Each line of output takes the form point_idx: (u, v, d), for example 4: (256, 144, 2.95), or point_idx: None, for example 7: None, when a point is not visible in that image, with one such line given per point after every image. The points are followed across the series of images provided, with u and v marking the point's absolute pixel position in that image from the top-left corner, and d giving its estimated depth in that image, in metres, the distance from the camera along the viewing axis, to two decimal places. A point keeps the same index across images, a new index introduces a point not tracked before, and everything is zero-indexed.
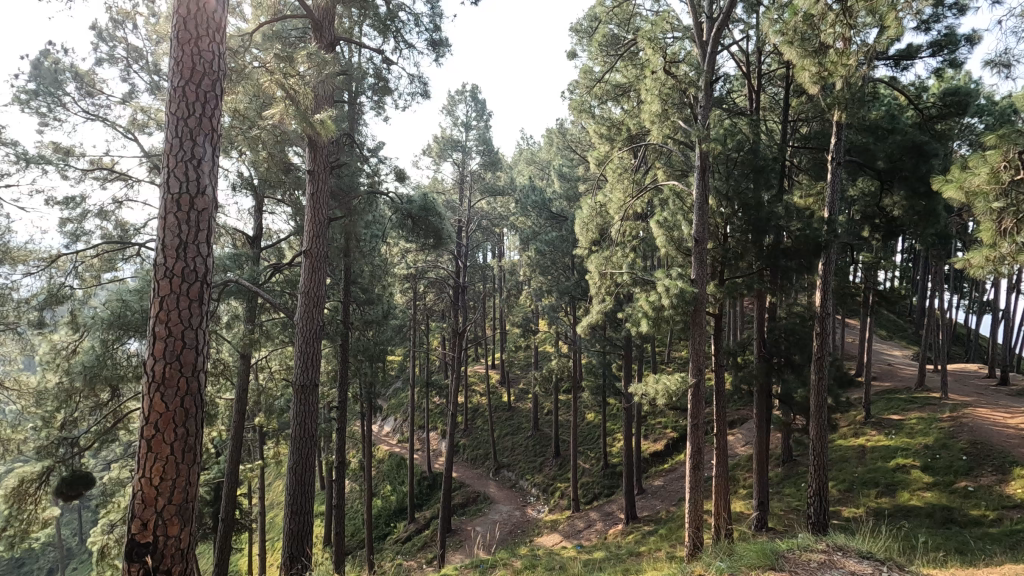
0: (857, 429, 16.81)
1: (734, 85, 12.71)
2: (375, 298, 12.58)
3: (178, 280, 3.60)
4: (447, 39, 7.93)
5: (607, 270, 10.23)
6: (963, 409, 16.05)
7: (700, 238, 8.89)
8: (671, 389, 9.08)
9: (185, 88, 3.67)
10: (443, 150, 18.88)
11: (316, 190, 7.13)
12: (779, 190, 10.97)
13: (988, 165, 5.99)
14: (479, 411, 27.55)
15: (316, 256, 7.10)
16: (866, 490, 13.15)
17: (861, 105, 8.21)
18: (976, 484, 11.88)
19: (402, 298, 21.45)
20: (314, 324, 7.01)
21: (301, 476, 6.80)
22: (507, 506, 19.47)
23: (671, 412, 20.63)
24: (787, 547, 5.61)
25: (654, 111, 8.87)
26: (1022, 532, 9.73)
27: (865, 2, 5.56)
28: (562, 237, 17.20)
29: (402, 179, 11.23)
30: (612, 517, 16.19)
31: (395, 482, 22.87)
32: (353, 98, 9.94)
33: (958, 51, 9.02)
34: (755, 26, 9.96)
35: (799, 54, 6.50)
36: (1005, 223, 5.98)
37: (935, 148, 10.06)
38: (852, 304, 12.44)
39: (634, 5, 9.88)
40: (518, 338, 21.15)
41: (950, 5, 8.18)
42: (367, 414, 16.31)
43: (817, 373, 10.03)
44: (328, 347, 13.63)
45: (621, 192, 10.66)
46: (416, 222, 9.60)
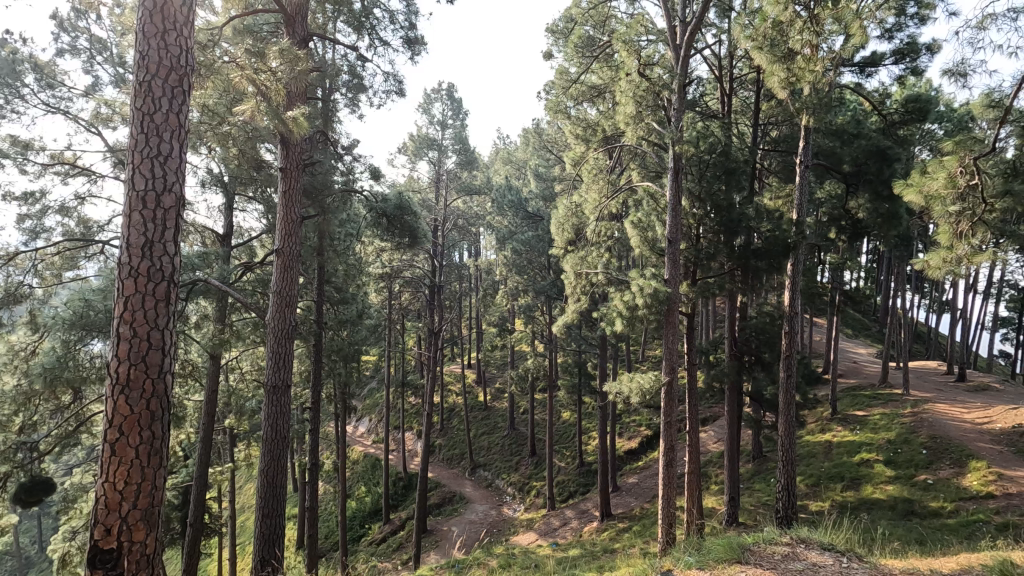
0: (824, 425, 17.31)
1: (706, 89, 12.95)
2: (350, 297, 12.43)
3: (144, 279, 3.51)
4: (422, 38, 7.88)
5: (582, 270, 10.29)
6: (923, 405, 16.63)
7: (673, 238, 9.03)
8: (645, 388, 9.19)
9: (152, 83, 3.58)
10: (418, 148, 18.73)
11: (288, 188, 7.01)
12: (750, 192, 11.22)
13: (945, 170, 6.28)
14: (455, 411, 27.51)
15: (288, 255, 6.99)
16: (832, 485, 13.53)
17: (827, 110, 8.38)
18: (936, 477, 12.31)
19: (377, 297, 21.25)
20: (286, 323, 6.88)
21: (273, 479, 6.68)
22: (484, 506, 19.45)
23: (645, 410, 20.91)
24: (752, 541, 5.75)
25: (628, 113, 9.01)
26: (977, 523, 10.12)
27: (830, 10, 5.77)
28: (538, 237, 17.25)
29: (377, 177, 11.14)
30: (587, 514, 16.34)
31: (369, 483, 22.66)
32: (327, 95, 9.82)
33: (919, 60, 9.35)
34: (727, 31, 10.15)
35: (767, 60, 6.51)
36: (963, 225, 6.30)
37: (897, 153, 10.40)
38: (820, 303, 12.76)
39: (609, 7, 9.97)
40: (495, 338, 21.18)
41: (911, 15, 8.46)
42: (341, 415, 16.10)
43: (786, 371, 10.27)
44: (302, 347, 13.47)
45: (597, 192, 10.76)
46: (391, 222, 9.51)
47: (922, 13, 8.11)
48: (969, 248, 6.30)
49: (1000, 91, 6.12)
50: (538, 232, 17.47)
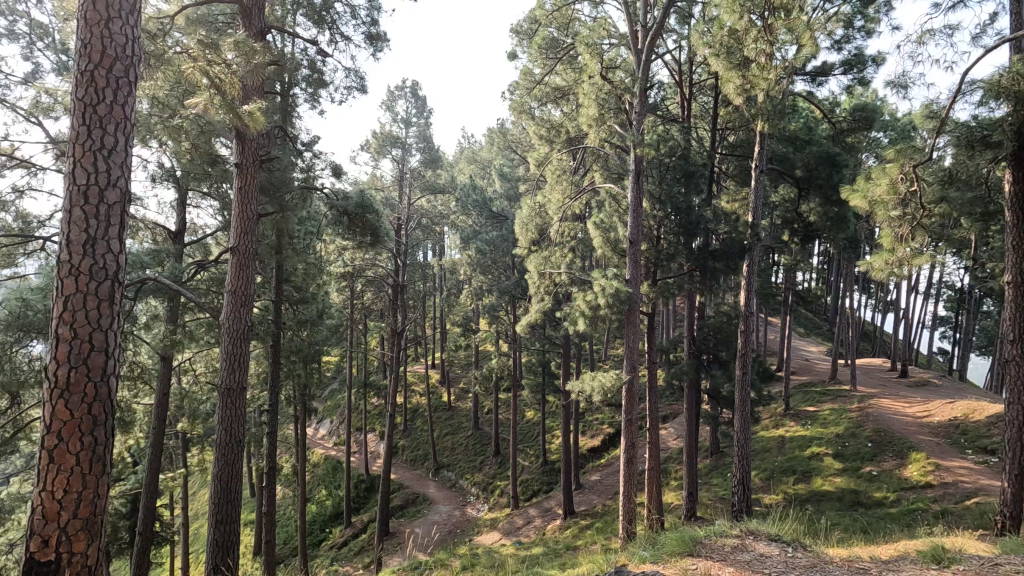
0: (778, 420, 17.96)
1: (667, 93, 13.21)
2: (310, 297, 12.16)
3: (85, 278, 3.35)
4: (385, 34, 7.79)
5: (546, 270, 10.32)
6: (869, 400, 17.41)
7: (634, 239, 9.20)
8: (607, 387, 9.31)
9: (94, 73, 3.42)
10: (381, 146, 18.42)
11: (243, 185, 6.79)
12: (709, 195, 11.56)
13: (888, 177, 6.87)
14: (419, 411, 27.32)
15: (244, 254, 6.77)
16: (785, 478, 14.05)
17: (781, 117, 8.59)
18: (880, 469, 12.94)
19: (339, 296, 20.87)
20: (242, 323, 6.67)
21: (227, 483, 6.47)
22: (447, 506, 19.36)
23: (608, 408, 21.25)
24: (704, 534, 5.94)
25: (591, 115, 9.18)
26: (917, 511, 10.68)
27: (783, 21, 5.99)
28: (502, 237, 17.38)
29: (338, 174, 10.94)
30: (550, 513, 16.48)
31: (331, 486, 22.24)
32: (286, 89, 9.57)
33: (865, 70, 9.80)
34: (686, 38, 10.40)
35: (724, 66, 6.74)
36: (904, 229, 6.91)
37: (845, 159, 10.84)
38: (774, 303, 13.21)
39: (573, 10, 9.97)
40: (459, 338, 21.09)
41: (859, 28, 8.84)
42: (301, 417, 15.76)
43: (741, 369, 10.60)
44: (259, 348, 13.09)
45: (560, 193, 10.83)
46: (352, 220, 9.34)
47: (868, 26, 8.48)
48: (909, 251, 6.91)
49: (937, 104, 6.73)
50: (502, 232, 17.59)
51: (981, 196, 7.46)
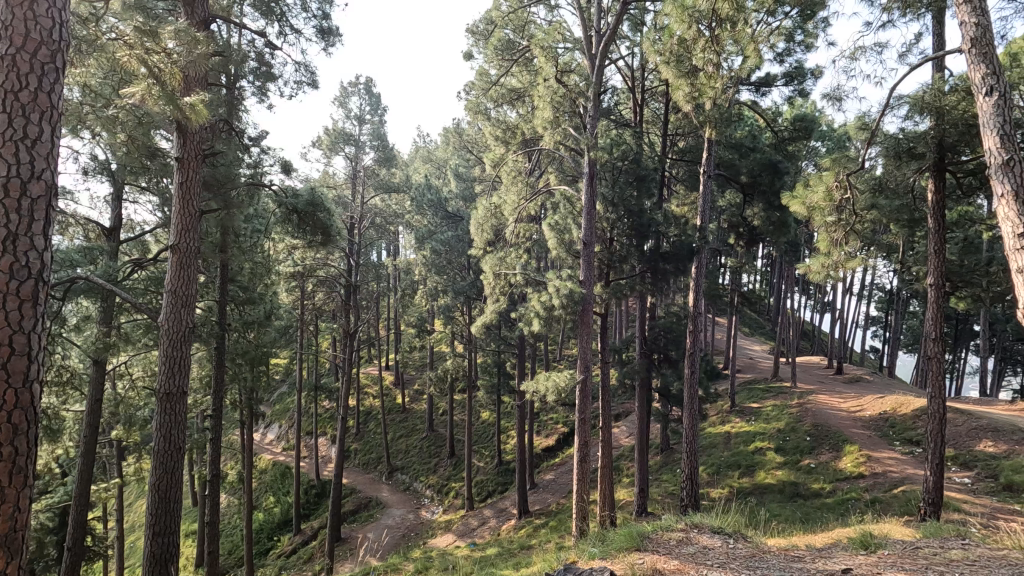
0: (724, 416, 18.64)
1: (620, 98, 13.49)
2: (258, 297, 11.77)
3: (5, 277, 3.11)
4: (337, 29, 7.62)
5: (501, 271, 10.31)
6: (808, 396, 18.33)
7: (588, 241, 9.36)
8: (560, 387, 9.39)
9: (15, 56, 3.18)
10: (333, 142, 17.97)
11: (185, 179, 6.50)
12: (659, 199, 11.91)
13: (824, 185, 7.25)
14: (372, 414, 26.87)
15: (185, 252, 6.47)
16: (730, 472, 14.60)
17: (728, 125, 8.91)
18: (817, 461, 13.63)
19: (288, 296, 20.23)
20: (182, 325, 6.37)
21: (166, 493, 6.16)
22: (400, 510, 19.08)
23: (562, 407, 21.51)
24: (651, 529, 6.10)
25: (546, 117, 9.28)
26: (850, 501, 11.31)
27: (731, 32, 6.29)
28: (458, 238, 17.35)
29: (288, 171, 10.61)
30: (505, 513, 16.52)
31: (279, 493, 21.53)
32: (232, 81, 9.22)
33: (805, 82, 10.29)
34: (638, 45, 10.65)
35: (674, 74, 6.95)
36: (838, 234, 7.35)
37: (786, 166, 11.37)
38: (721, 303, 13.72)
39: (528, 12, 10.02)
40: (413, 339, 20.84)
41: (799, 42, 9.29)
42: (247, 422, 15.19)
43: (690, 367, 10.93)
44: (202, 350, 12.54)
45: (516, 194, 10.84)
46: (302, 219, 9.07)
47: (807, 41, 8.93)
48: (844, 254, 7.38)
49: (869, 117, 7.18)
50: (457, 232, 17.55)
51: (906, 204, 7.98)
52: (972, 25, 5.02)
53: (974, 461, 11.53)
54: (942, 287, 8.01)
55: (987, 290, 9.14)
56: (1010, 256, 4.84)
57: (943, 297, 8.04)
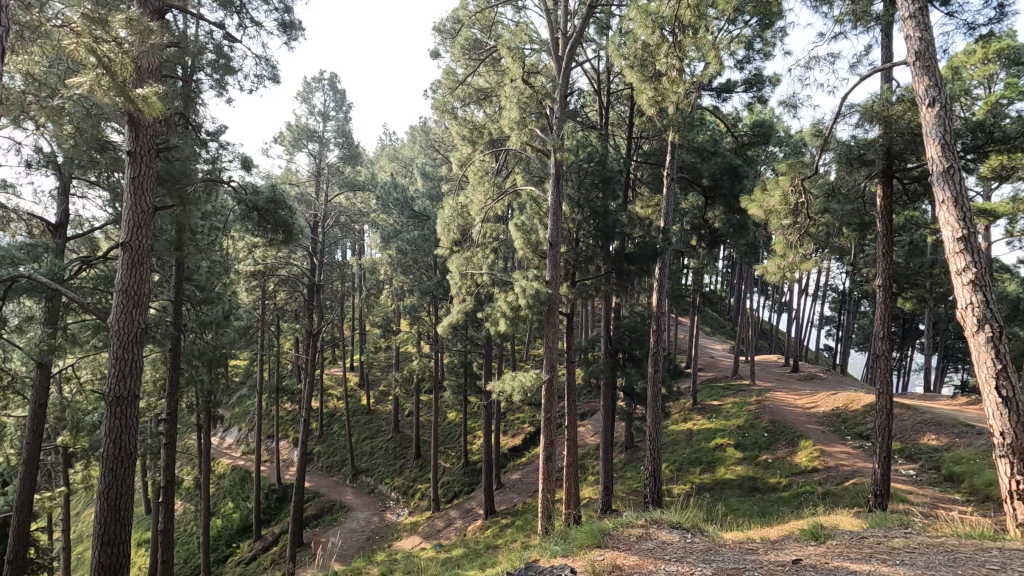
0: (686, 414, 19.08)
1: (586, 101, 13.62)
2: (216, 297, 11.42)
3: None
4: (299, 23, 7.46)
5: (467, 271, 10.26)
6: (766, 393, 18.91)
7: (554, 241, 9.44)
8: (526, 386, 9.41)
9: None
10: (296, 139, 17.56)
11: (136, 174, 6.24)
12: (624, 200, 12.09)
13: (780, 189, 7.51)
14: (336, 416, 26.42)
15: (137, 250, 6.20)
16: (692, 468, 14.95)
17: (690, 129, 9.11)
18: (774, 456, 14.09)
19: (248, 296, 19.66)
20: (134, 325, 6.12)
21: (115, 501, 5.92)
22: (365, 513, 18.80)
23: (528, 407, 21.61)
24: (612, 525, 6.19)
25: (512, 118, 9.32)
26: (804, 494, 11.73)
27: (692, 38, 6.43)
28: (424, 237, 17.21)
29: (248, 167, 10.32)
30: (471, 513, 16.47)
31: (238, 499, 20.91)
32: (189, 74, 8.91)
33: (763, 89, 10.61)
34: (604, 48, 10.80)
35: (638, 78, 7.05)
36: (793, 237, 7.64)
37: (745, 171, 11.72)
38: (683, 304, 14.02)
39: (496, 13, 10.08)
40: (378, 339, 20.54)
41: (758, 50, 9.58)
42: (204, 426, 14.72)
43: (653, 366, 11.13)
44: (155, 352, 12.08)
45: (482, 193, 10.81)
46: (262, 216, 8.83)
47: (766, 50, 9.23)
48: (798, 256, 7.67)
49: (822, 124, 7.47)
50: (423, 231, 17.43)
51: (857, 208, 8.32)
52: (916, 39, 5.28)
53: (918, 453, 12.13)
54: (889, 288, 8.38)
55: (930, 291, 9.61)
56: (950, 259, 5.13)
57: (890, 297, 8.41)
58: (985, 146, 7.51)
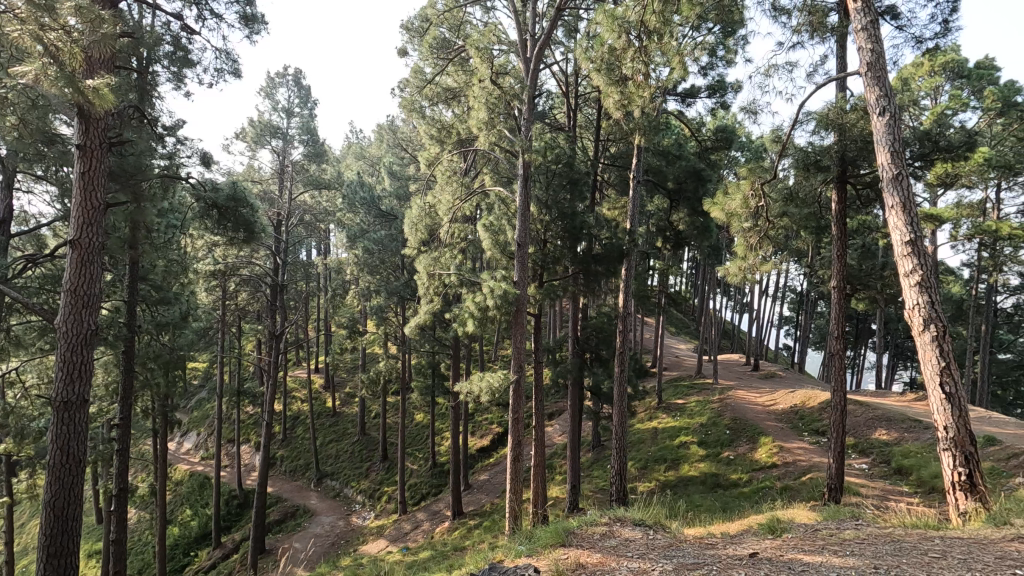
0: (652, 412, 19.42)
1: (554, 103, 13.72)
2: (172, 298, 11.02)
3: None
4: (261, 17, 7.28)
5: (435, 271, 10.17)
6: (728, 392, 19.40)
7: (522, 242, 9.48)
8: (495, 387, 9.39)
9: None
10: (258, 135, 17.10)
11: (87, 169, 5.97)
12: (591, 202, 12.21)
13: (741, 193, 7.74)
14: (300, 419, 25.88)
15: (86, 248, 5.93)
16: (657, 466, 15.23)
17: (655, 132, 9.26)
18: (735, 453, 14.46)
19: (207, 296, 19.04)
20: (83, 327, 5.85)
21: (62, 511, 5.65)
22: (330, 517, 18.46)
23: (497, 407, 21.62)
24: (576, 524, 6.24)
25: (481, 118, 9.30)
26: (764, 489, 12.09)
27: (657, 44, 6.55)
28: (391, 237, 17.02)
29: (207, 164, 10.01)
30: (438, 515, 16.34)
31: (196, 506, 20.22)
32: (144, 66, 8.59)
33: (726, 95, 10.90)
34: (572, 51, 10.89)
35: (604, 81, 7.15)
36: (753, 240, 7.89)
37: (709, 174, 12.00)
38: (648, 304, 14.28)
39: (464, 12, 10.06)
40: (344, 339, 20.16)
41: (720, 57, 9.83)
42: (160, 431, 14.19)
43: (620, 366, 11.29)
44: (107, 354, 11.57)
45: (450, 193, 10.77)
46: (222, 214, 8.55)
47: (728, 57, 9.48)
48: (758, 258, 7.92)
49: (782, 130, 7.72)
50: (391, 231, 17.25)
51: (813, 212, 8.62)
52: (868, 51, 5.51)
53: (870, 448, 12.67)
54: (843, 290, 8.72)
55: (881, 292, 10.03)
56: (898, 262, 5.37)
57: (844, 298, 8.74)
58: (931, 154, 7.89)
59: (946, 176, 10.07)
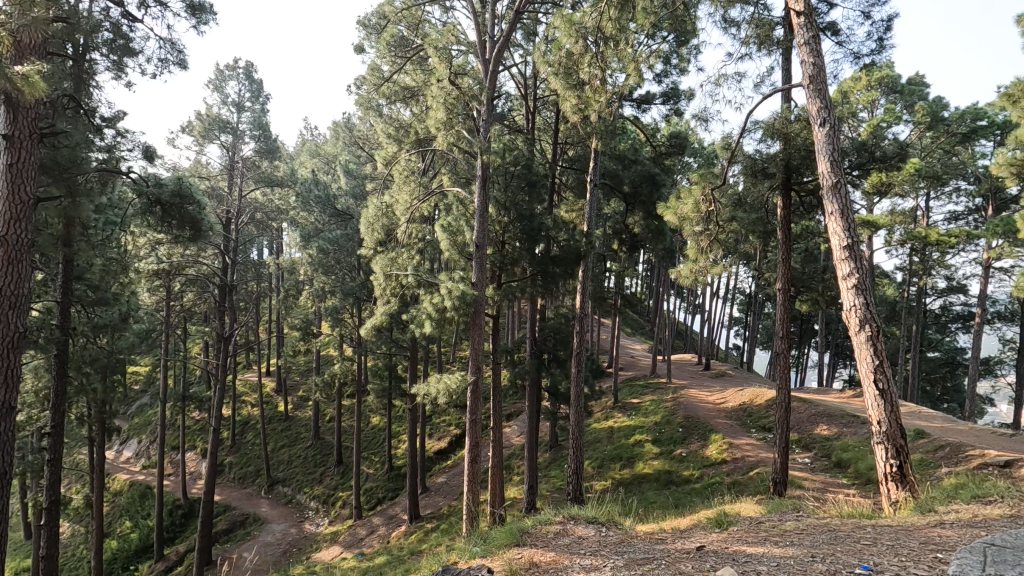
0: (608, 412, 19.75)
1: (513, 105, 13.78)
2: (111, 298, 10.45)
3: None
4: (210, 7, 7.02)
5: (392, 272, 10.02)
6: (681, 391, 19.94)
7: (480, 243, 9.47)
8: (452, 388, 9.31)
9: None
10: (207, 129, 16.44)
11: (15, 160, 5.60)
12: (549, 204, 12.32)
13: (692, 199, 8.00)
14: (250, 424, 25.03)
15: (14, 245, 5.55)
16: (613, 464, 15.52)
17: (612, 137, 9.43)
18: (688, 450, 14.87)
19: (150, 297, 18.17)
20: (11, 329, 5.48)
21: None
22: (281, 525, 17.90)
23: (455, 409, 21.53)
24: (531, 523, 6.27)
25: (438, 118, 9.23)
26: (714, 484, 12.50)
27: (614, 50, 6.68)
28: (347, 237, 16.70)
29: (150, 158, 9.55)
30: (395, 520, 16.10)
31: (137, 517, 19.21)
32: (81, 53, 8.12)
33: (679, 102, 11.20)
34: (531, 54, 10.96)
35: (563, 86, 7.21)
36: (704, 243, 8.15)
37: (663, 179, 12.31)
38: (605, 305, 14.52)
39: (422, 11, 9.97)
40: (296, 342, 19.57)
41: (674, 66, 10.10)
42: (97, 439, 13.41)
43: (577, 366, 11.44)
44: (37, 358, 10.84)
45: (408, 193, 10.64)
46: (166, 211, 8.17)
47: (682, 66, 9.76)
48: (708, 261, 8.18)
49: (731, 138, 8.01)
50: (347, 231, 16.91)
51: (760, 217, 8.95)
52: (810, 64, 5.79)
53: (813, 442, 13.29)
54: (788, 292, 9.10)
55: (823, 293, 10.53)
56: (837, 265, 5.65)
57: (789, 300, 9.13)
58: (868, 165, 8.31)
59: (882, 184, 10.66)
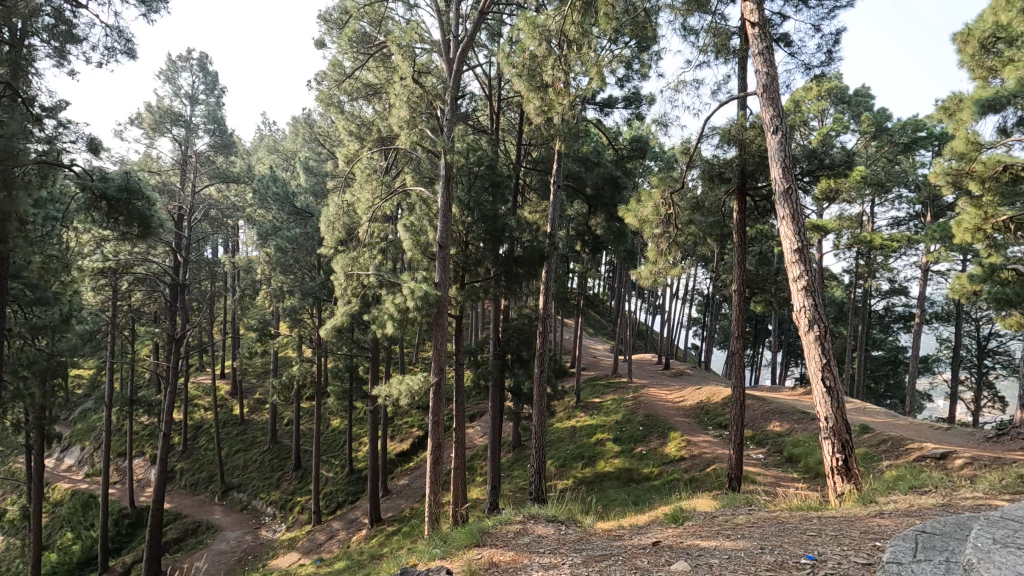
0: (570, 412, 19.96)
1: (478, 105, 13.76)
2: (52, 297, 9.89)
3: None
4: None
5: (353, 271, 9.86)
6: (641, 390, 20.32)
7: (443, 243, 9.42)
8: (414, 389, 9.22)
9: None
10: (158, 122, 15.77)
11: None
12: (512, 205, 12.36)
13: (652, 202, 8.17)
14: (203, 428, 24.16)
15: None
16: (575, 464, 15.70)
17: (574, 139, 9.53)
18: (647, 448, 15.17)
19: (94, 297, 17.31)
20: None
21: None
22: (236, 532, 17.34)
23: (417, 411, 21.34)
24: (491, 524, 6.28)
25: (401, 117, 9.12)
26: (672, 481, 12.78)
27: (578, 53, 6.76)
28: (306, 235, 16.32)
29: (95, 150, 9.08)
30: (355, 524, 15.83)
31: (79, 528, 18.25)
32: (18, 38, 7.66)
33: (641, 107, 11.43)
34: (495, 54, 10.97)
35: (526, 87, 7.24)
36: (663, 245, 8.34)
37: (625, 182, 12.53)
38: (567, 306, 14.66)
39: (385, 7, 9.83)
40: (253, 343, 19.01)
41: (636, 71, 10.30)
42: (35, 446, 12.66)
43: (539, 366, 11.50)
44: None
45: (369, 192, 10.49)
46: (113, 207, 7.79)
47: (643, 71, 9.96)
48: (667, 263, 8.37)
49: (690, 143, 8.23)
50: (306, 230, 16.54)
51: (717, 221, 9.22)
52: (763, 73, 6.00)
53: (766, 438, 13.76)
54: (743, 293, 9.39)
55: (775, 295, 10.91)
56: (788, 267, 5.87)
57: (744, 301, 9.42)
58: (817, 171, 8.67)
59: (831, 190, 11.11)
